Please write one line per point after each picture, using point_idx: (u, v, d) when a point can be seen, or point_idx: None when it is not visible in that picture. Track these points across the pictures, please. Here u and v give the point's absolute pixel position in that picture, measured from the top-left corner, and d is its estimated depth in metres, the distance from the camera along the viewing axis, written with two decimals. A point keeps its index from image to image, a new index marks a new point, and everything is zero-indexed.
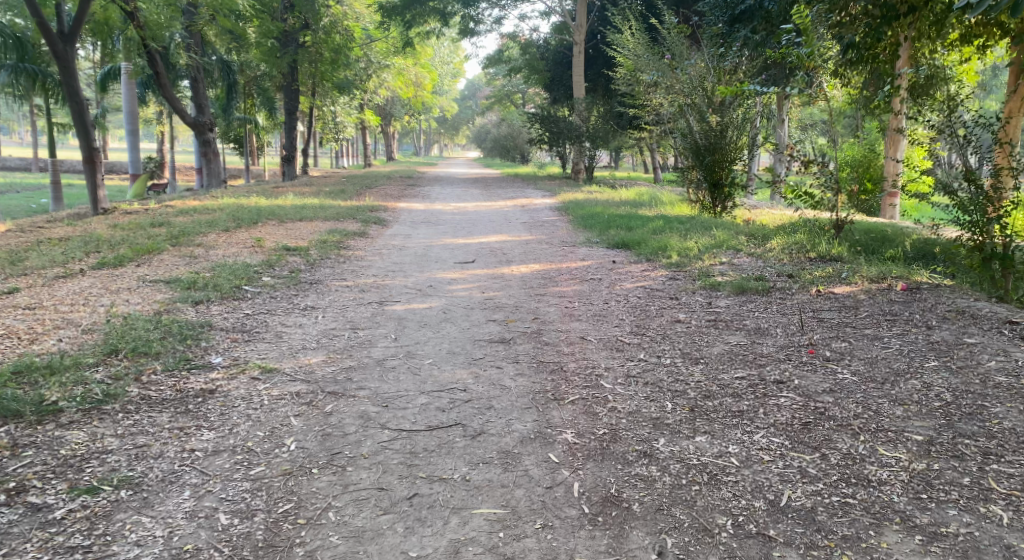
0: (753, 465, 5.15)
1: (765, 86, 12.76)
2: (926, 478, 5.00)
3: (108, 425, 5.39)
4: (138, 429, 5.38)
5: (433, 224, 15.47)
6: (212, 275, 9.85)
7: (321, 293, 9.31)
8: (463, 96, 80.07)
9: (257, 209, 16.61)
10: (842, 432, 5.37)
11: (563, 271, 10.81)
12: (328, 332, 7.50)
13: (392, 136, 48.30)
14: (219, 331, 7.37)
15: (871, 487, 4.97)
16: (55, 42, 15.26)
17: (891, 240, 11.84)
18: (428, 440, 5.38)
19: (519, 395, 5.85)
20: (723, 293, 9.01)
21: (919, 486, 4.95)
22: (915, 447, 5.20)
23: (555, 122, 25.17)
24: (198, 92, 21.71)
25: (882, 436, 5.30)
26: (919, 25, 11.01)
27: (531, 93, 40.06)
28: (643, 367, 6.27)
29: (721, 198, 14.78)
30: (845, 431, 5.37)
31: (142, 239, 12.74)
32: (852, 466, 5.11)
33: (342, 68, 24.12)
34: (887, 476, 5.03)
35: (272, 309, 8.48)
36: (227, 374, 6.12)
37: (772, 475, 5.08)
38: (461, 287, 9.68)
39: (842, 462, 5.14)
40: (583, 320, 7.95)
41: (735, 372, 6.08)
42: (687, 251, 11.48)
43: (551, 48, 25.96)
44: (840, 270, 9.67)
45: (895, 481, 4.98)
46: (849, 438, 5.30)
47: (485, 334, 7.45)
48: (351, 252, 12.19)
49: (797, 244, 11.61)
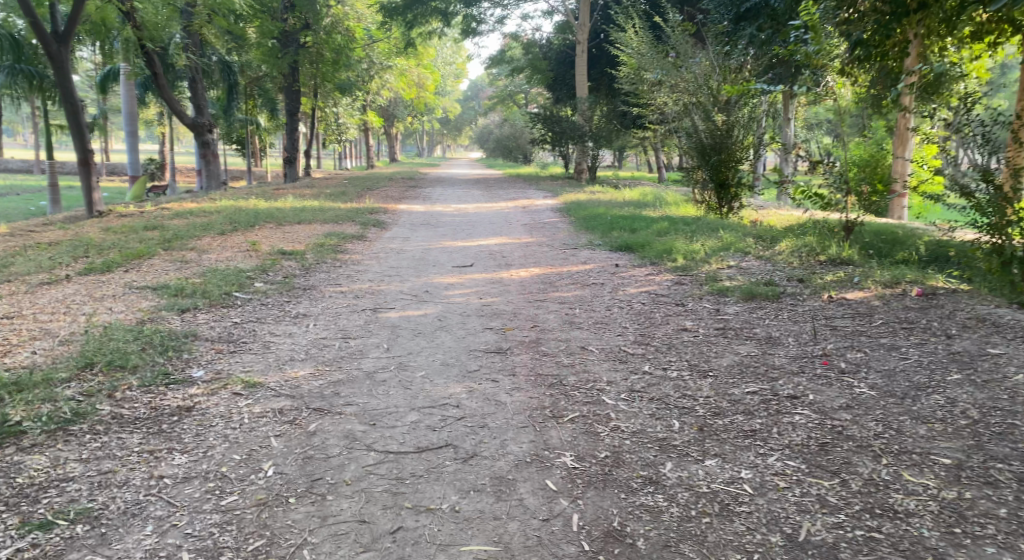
0: (768, 494, 4.81)
1: (772, 85, 12.39)
2: (958, 508, 4.65)
3: (71, 450, 5.08)
4: (103, 454, 5.06)
5: (432, 226, 15.15)
6: (202, 281, 9.53)
7: (314, 300, 8.98)
8: (465, 97, 79.86)
9: (254, 211, 16.31)
10: (860, 455, 5.03)
11: (565, 275, 10.48)
12: (317, 341, 7.17)
13: (394, 137, 48.00)
14: (203, 342, 7.05)
15: (897, 519, 4.61)
16: (49, 42, 14.93)
17: (902, 242, 11.52)
18: (416, 463, 5.05)
19: (514, 412, 5.52)
20: (732, 299, 8.67)
21: (951, 519, 4.60)
22: (943, 473, 4.85)
23: (557, 122, 24.86)
24: (196, 94, 21.41)
25: (906, 460, 4.96)
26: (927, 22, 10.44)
27: (533, 93, 39.77)
28: (648, 380, 5.94)
29: (727, 199, 14.43)
30: (866, 453, 5.03)
31: (133, 243, 12.43)
32: (876, 494, 4.77)
33: (342, 69, 23.81)
34: (914, 506, 4.68)
35: (261, 316, 8.16)
36: (207, 389, 5.79)
37: (789, 505, 4.74)
38: (459, 293, 9.35)
39: (864, 489, 4.80)
40: (584, 329, 7.61)
41: (745, 385, 5.76)
42: (693, 254, 11.13)
43: (553, 48, 25.64)
44: (852, 274, 9.35)
45: (924, 513, 4.63)
46: (871, 462, 4.96)
47: (482, 344, 7.12)
48: (348, 255, 11.87)
49: (807, 247, 11.31)
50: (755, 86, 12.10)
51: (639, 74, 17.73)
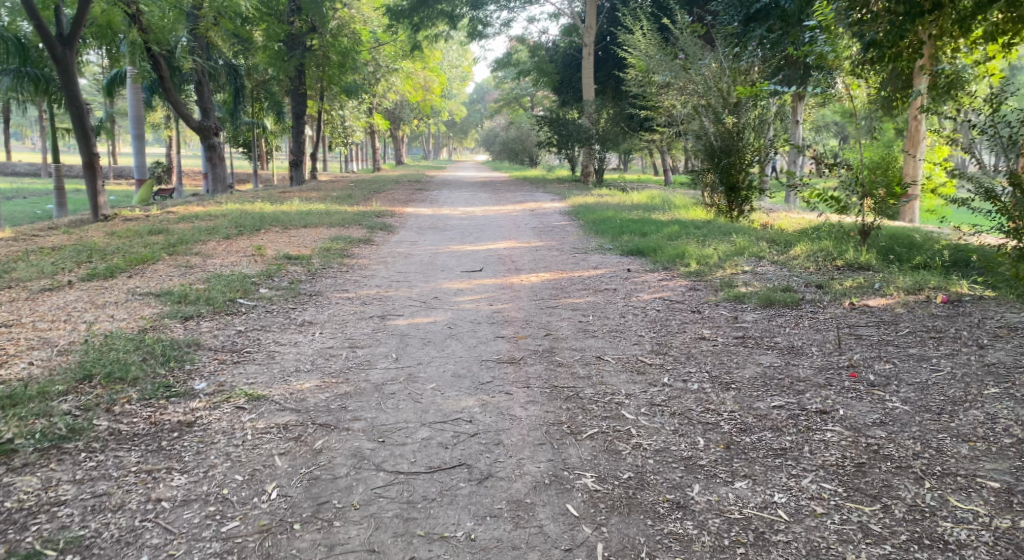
0: (805, 521, 4.57)
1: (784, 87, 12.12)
2: (1014, 540, 4.41)
3: (65, 470, 4.86)
4: (99, 475, 4.84)
5: (440, 230, 14.92)
6: (206, 287, 9.31)
7: (320, 306, 8.75)
8: (471, 100, 79.72)
9: (260, 215, 16.09)
10: (898, 478, 4.78)
11: (577, 280, 10.24)
12: (323, 351, 6.93)
13: (401, 139, 47.82)
14: (206, 352, 6.82)
15: (949, 552, 4.38)
16: (54, 45, 14.74)
17: (919, 247, 11.26)
18: (429, 485, 4.82)
19: (530, 428, 5.29)
20: (750, 306, 8.42)
21: (1007, 552, 4.36)
22: (992, 499, 4.61)
23: (564, 125, 24.60)
24: (202, 96, 21.24)
25: (950, 483, 4.71)
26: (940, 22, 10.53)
27: (539, 96, 39.60)
28: (667, 392, 5.70)
29: (738, 202, 14.13)
30: (906, 476, 4.79)
31: (137, 247, 12.21)
32: (922, 521, 4.53)
33: (349, 72, 23.54)
34: (966, 537, 4.44)
35: (266, 324, 7.92)
36: (208, 402, 5.56)
37: (828, 533, 4.51)
38: (468, 299, 9.11)
39: (909, 516, 4.56)
40: (599, 337, 7.36)
41: (770, 399, 5.51)
42: (707, 259, 10.88)
43: (560, 50, 25.42)
44: (872, 279, 9.10)
45: (978, 545, 4.39)
46: (913, 485, 4.72)
47: (493, 353, 6.88)
48: (355, 260, 11.64)
49: (823, 251, 11.08)
50: (767, 88, 11.87)
51: (647, 76, 17.48)
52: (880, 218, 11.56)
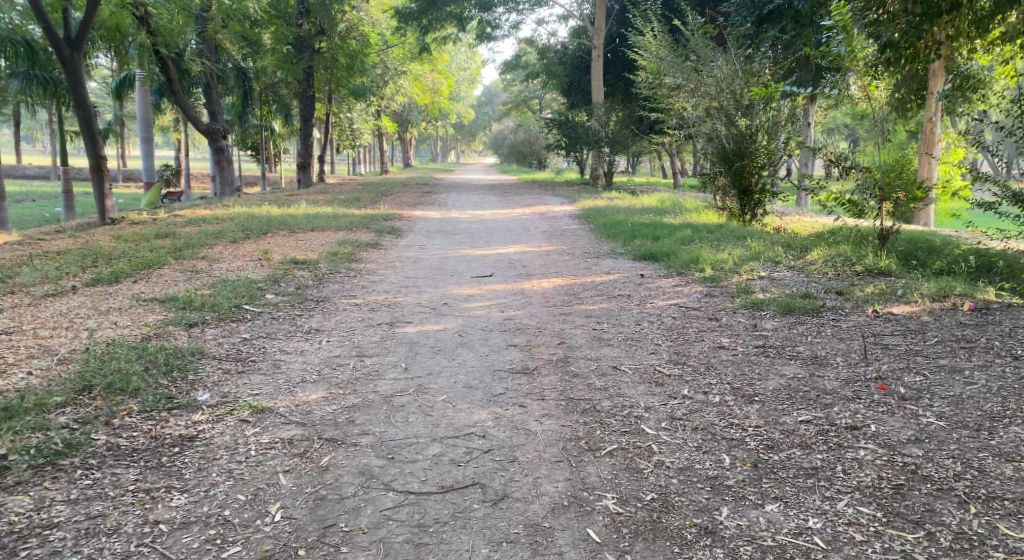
0: (843, 549, 4.38)
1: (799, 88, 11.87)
2: None
3: (59, 489, 4.66)
4: (94, 494, 4.65)
5: (449, 234, 14.70)
6: (211, 293, 9.11)
7: (328, 313, 8.55)
8: (480, 103, 79.57)
9: (267, 218, 15.91)
10: (939, 502, 4.57)
11: (589, 286, 10.02)
12: (331, 360, 6.72)
13: (409, 142, 47.67)
14: (211, 361, 6.61)
15: None
16: (62, 48, 14.59)
17: (940, 250, 11.05)
18: (442, 507, 4.62)
19: (546, 444, 5.07)
20: (769, 313, 8.20)
21: None
22: None
23: (573, 127, 24.39)
24: (211, 99, 21.13)
25: (996, 508, 4.51)
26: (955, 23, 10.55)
27: (548, 99, 39.41)
28: (688, 405, 5.47)
29: (750, 206, 13.84)
30: (948, 499, 4.58)
31: (144, 251, 12.04)
32: (970, 551, 4.34)
33: (357, 75, 23.33)
34: None
35: (272, 332, 7.73)
36: (211, 415, 5.36)
37: None
38: (479, 305, 8.91)
39: (956, 545, 4.36)
40: (615, 346, 7.14)
41: (796, 413, 5.28)
42: (722, 264, 10.65)
43: (569, 52, 25.21)
44: (893, 286, 8.89)
45: None
46: (957, 510, 4.52)
47: (505, 363, 6.66)
48: (363, 264, 11.45)
49: (841, 257, 10.88)
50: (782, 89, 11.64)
51: (658, 78, 17.24)
52: (898, 222, 11.33)
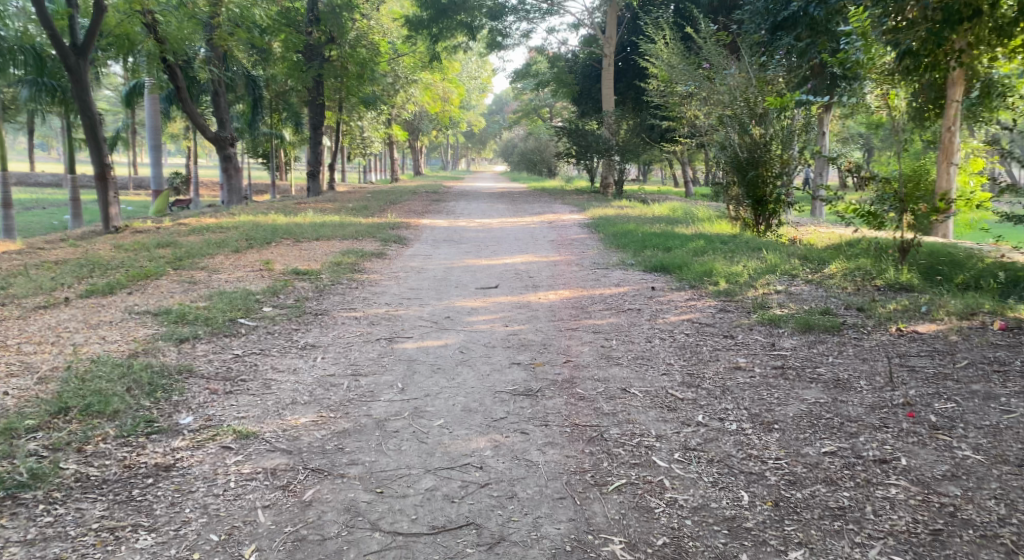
0: None
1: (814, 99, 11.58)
2: None
3: (16, 527, 4.34)
4: (54, 534, 4.32)
5: (455, 243, 14.35)
6: (207, 306, 8.78)
7: (326, 327, 8.21)
8: (491, 112, 79.49)
9: (272, 227, 15.62)
10: (981, 551, 4.19)
11: (597, 299, 9.67)
12: (324, 380, 6.38)
13: (420, 150, 47.43)
14: (198, 380, 6.25)
15: None
16: (67, 55, 14.32)
17: (962, 263, 10.75)
18: (433, 550, 4.26)
19: (548, 478, 4.72)
20: (787, 330, 7.89)
21: None
22: None
23: (582, 135, 24.03)
24: (218, 107, 20.87)
25: None
26: (976, 31, 10.12)
27: (558, 107, 39.17)
28: (702, 433, 5.13)
29: (764, 215, 13.38)
30: (993, 547, 4.20)
31: (143, 261, 11.73)
32: None
33: (368, 83, 22.89)
34: None
35: (266, 347, 7.38)
36: (191, 441, 5.03)
37: None
38: (482, 319, 8.57)
39: None
40: (625, 366, 6.79)
41: (820, 443, 4.94)
42: (736, 277, 10.28)
43: (579, 60, 24.90)
44: (917, 301, 8.68)
45: None
46: None
47: (508, 384, 6.32)
48: (367, 275, 11.13)
49: (860, 270, 10.52)
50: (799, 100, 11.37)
51: (669, 86, 16.90)
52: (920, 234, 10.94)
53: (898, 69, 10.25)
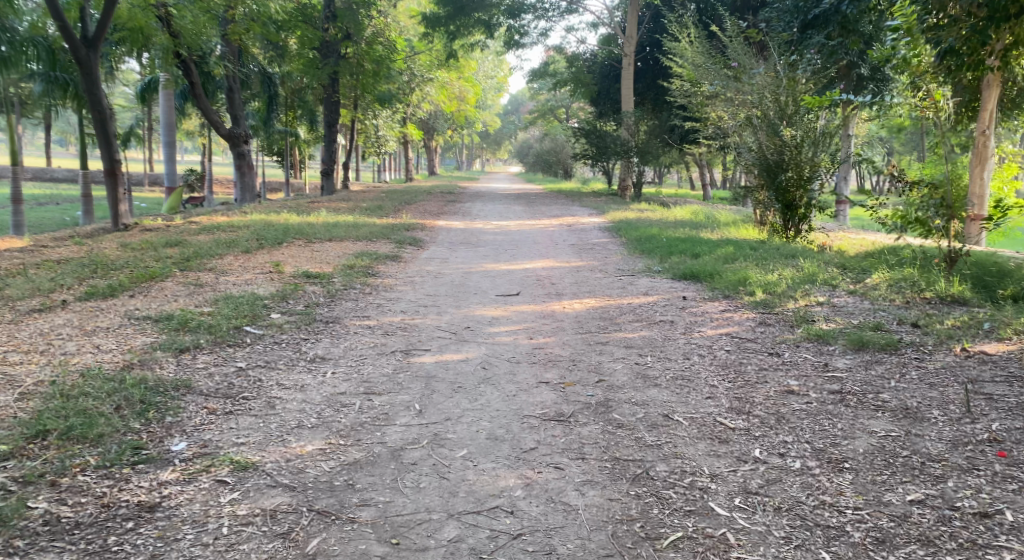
0: None
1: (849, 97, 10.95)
2: None
3: None
4: None
5: (473, 246, 13.70)
6: (211, 311, 8.15)
7: (338, 336, 7.62)
8: (506, 113, 78.99)
9: (284, 227, 15.02)
10: None
11: (625, 308, 9.06)
12: (333, 399, 5.77)
13: (435, 150, 46.82)
14: (195, 398, 5.58)
15: None
16: (78, 48, 13.71)
17: (1014, 272, 10.01)
18: None
19: (591, 528, 4.29)
20: (838, 348, 7.47)
21: None
22: None
23: (600, 137, 23.36)
24: (232, 103, 20.21)
25: None
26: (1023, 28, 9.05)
27: (575, 107, 38.57)
28: (765, 473, 4.70)
29: (794, 220, 12.67)
30: None
31: (148, 261, 11.11)
32: None
33: (384, 81, 22.17)
34: None
35: (271, 360, 6.75)
36: (182, 473, 4.52)
37: None
38: (505, 329, 7.98)
39: None
40: (664, 387, 6.19)
41: (903, 490, 4.53)
42: (773, 287, 9.63)
43: (598, 60, 24.16)
44: (978, 317, 8.21)
45: None
46: None
47: (536, 406, 5.73)
48: (381, 279, 10.55)
49: (907, 280, 9.90)
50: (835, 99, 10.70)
51: (694, 86, 16.19)
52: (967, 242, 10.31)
53: (940, 68, 9.58)
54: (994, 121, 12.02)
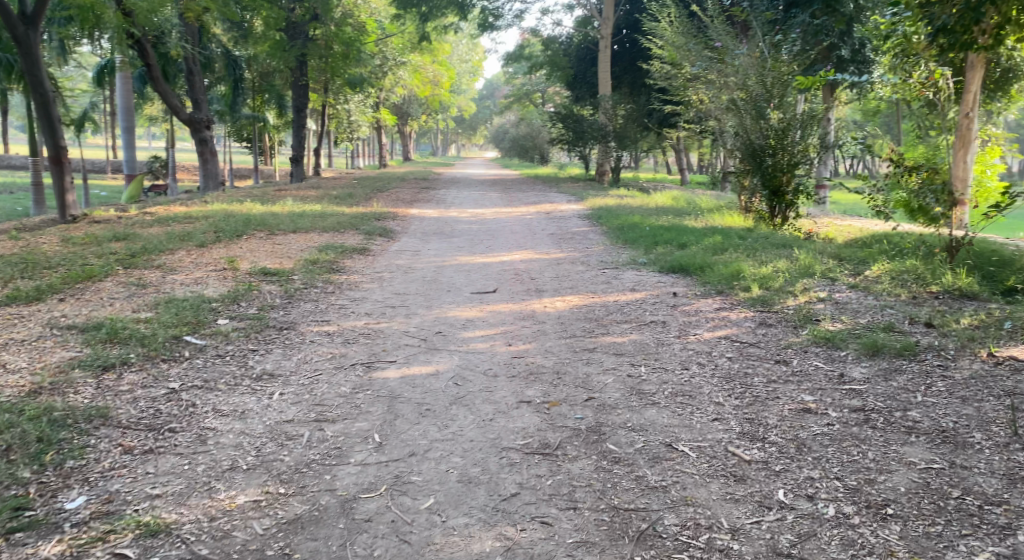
0: None
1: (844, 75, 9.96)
2: None
3: None
4: None
5: (447, 237, 12.82)
6: (148, 318, 7.18)
7: (292, 346, 6.70)
8: (481, 97, 77.79)
9: (244, 217, 14.00)
10: None
11: (613, 306, 8.22)
12: (277, 429, 4.87)
13: (408, 135, 45.62)
14: (110, 432, 4.65)
15: None
16: (14, 24, 12.23)
17: (1017, 261, 9.33)
18: None
19: None
20: (849, 353, 6.68)
21: None
22: None
23: (577, 121, 22.55)
24: (192, 85, 19.02)
25: None
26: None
27: (551, 91, 37.63)
28: (795, 525, 4.08)
29: (781, 206, 11.72)
30: None
31: (88, 256, 10.06)
32: None
33: (354, 64, 21.10)
34: None
35: (211, 377, 5.81)
36: (69, 546, 3.87)
37: None
38: (480, 334, 7.12)
39: None
40: (662, 406, 5.36)
41: (967, 549, 3.91)
42: (771, 282, 8.81)
43: (574, 43, 23.12)
44: (998, 314, 7.45)
45: None
46: None
47: (516, 434, 4.88)
48: (345, 275, 9.64)
49: (910, 272, 9.10)
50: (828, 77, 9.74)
51: (676, 66, 15.35)
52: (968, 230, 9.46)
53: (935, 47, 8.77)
54: (977, 102, 10.34)
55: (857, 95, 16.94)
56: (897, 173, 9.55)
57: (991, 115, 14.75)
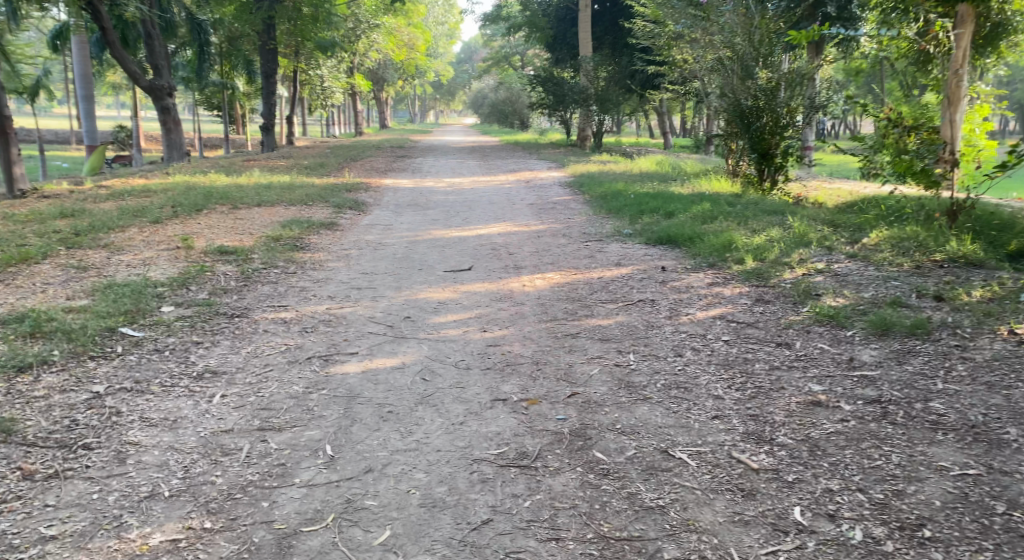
0: None
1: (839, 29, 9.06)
2: None
3: None
4: None
5: (421, 209, 12.09)
6: (82, 307, 6.46)
7: (242, 337, 6.02)
8: (458, 61, 76.43)
9: (205, 190, 13.17)
10: None
11: (597, 283, 7.57)
12: (214, 441, 4.22)
13: (385, 102, 44.50)
14: (10, 452, 4.06)
15: None
16: None
17: (1018, 224, 8.66)
18: None
19: None
20: (857, 333, 6.06)
21: None
22: None
23: (557, 84, 21.71)
24: (152, 51, 18.00)
25: None
26: None
27: (529, 55, 36.76)
28: (817, 555, 3.61)
29: (770, 170, 10.91)
30: None
31: (28, 236, 9.27)
32: None
33: (323, 27, 20.08)
34: None
35: (146, 378, 5.14)
36: None
37: None
38: (452, 318, 6.45)
39: None
40: (655, 402, 4.70)
41: None
42: (764, 254, 8.17)
43: (552, 3, 22.15)
44: (1014, 284, 6.82)
45: None
46: None
47: (488, 440, 4.27)
48: (309, 254, 8.93)
49: (911, 240, 8.38)
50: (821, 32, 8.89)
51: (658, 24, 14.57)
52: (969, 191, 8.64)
53: None
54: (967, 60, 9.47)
55: (842, 53, 16.20)
56: (894, 134, 8.51)
57: (982, 72, 14.06)
